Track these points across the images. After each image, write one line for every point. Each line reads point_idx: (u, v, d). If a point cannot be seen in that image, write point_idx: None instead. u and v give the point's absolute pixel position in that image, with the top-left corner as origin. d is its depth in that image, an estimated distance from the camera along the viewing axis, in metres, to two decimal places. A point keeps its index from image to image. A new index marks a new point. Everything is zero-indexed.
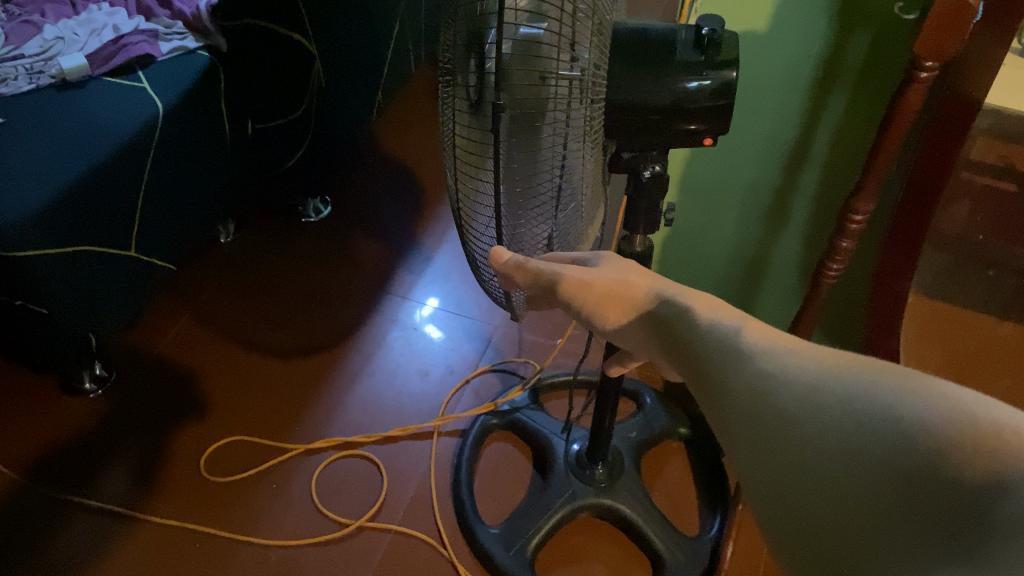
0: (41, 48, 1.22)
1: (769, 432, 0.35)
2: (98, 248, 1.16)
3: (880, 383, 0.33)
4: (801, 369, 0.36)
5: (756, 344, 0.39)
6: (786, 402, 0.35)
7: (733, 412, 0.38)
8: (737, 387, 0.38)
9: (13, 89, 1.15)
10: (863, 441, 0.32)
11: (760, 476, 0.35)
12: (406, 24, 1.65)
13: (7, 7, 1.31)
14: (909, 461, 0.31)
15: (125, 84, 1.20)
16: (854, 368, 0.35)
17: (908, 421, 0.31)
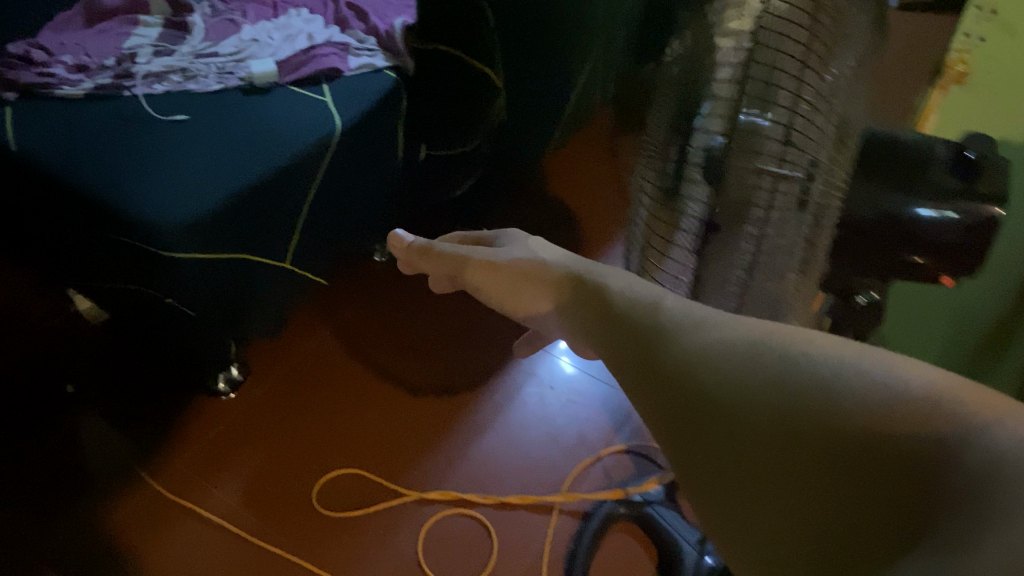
0: (236, 48, 1.22)
1: (710, 410, 0.39)
2: (252, 257, 1.14)
3: (798, 350, 0.38)
4: (723, 341, 0.40)
5: (673, 317, 0.43)
6: (721, 379, 0.39)
7: (666, 391, 0.41)
8: (665, 361, 0.41)
9: (203, 86, 1.16)
10: (805, 416, 0.36)
11: (705, 453, 0.40)
12: (599, 63, 1.56)
13: (213, 3, 1.33)
14: (856, 432, 0.35)
15: (306, 96, 1.17)
16: (779, 335, 0.40)
17: (845, 393, 0.36)
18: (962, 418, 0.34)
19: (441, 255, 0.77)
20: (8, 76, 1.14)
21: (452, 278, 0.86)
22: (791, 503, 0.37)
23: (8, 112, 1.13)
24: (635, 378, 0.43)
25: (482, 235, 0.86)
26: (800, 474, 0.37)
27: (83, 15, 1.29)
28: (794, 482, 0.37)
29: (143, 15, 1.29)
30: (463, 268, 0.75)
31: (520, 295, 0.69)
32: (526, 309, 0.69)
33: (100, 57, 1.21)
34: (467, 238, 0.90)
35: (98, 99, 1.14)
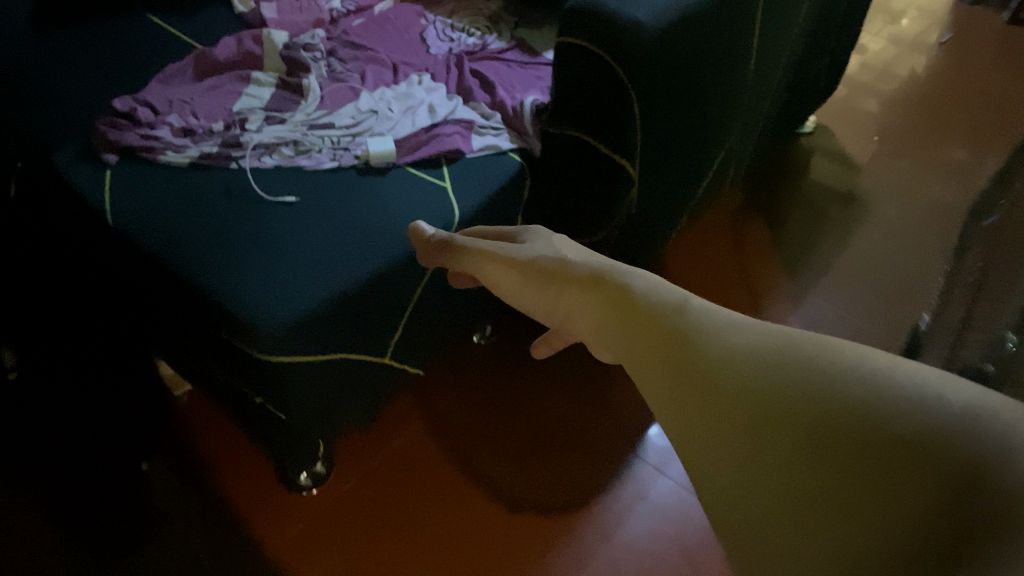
0: (353, 119, 1.13)
1: (745, 400, 0.44)
2: (354, 356, 1.04)
3: (826, 356, 0.43)
4: (776, 350, 0.45)
5: (719, 324, 0.49)
6: (761, 374, 0.45)
7: (707, 381, 0.47)
8: (712, 358, 0.47)
9: (316, 163, 1.07)
10: (835, 409, 0.41)
11: (736, 436, 0.45)
12: (735, 146, 1.43)
13: (330, 62, 1.24)
14: (879, 427, 0.39)
15: (426, 183, 1.07)
16: (816, 346, 0.44)
17: (877, 395, 0.40)
18: (993, 433, 0.37)
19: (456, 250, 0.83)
20: (111, 136, 1.06)
21: (476, 271, 0.81)
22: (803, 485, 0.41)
23: (107, 177, 1.04)
24: (674, 369, 0.49)
25: (517, 237, 0.83)
26: (815, 462, 0.41)
27: (194, 69, 1.21)
28: (810, 469, 0.41)
29: (256, 71, 1.21)
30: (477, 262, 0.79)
31: (542, 291, 0.69)
32: (535, 304, 0.69)
33: (209, 120, 1.12)
34: (491, 235, 0.86)
35: (203, 168, 1.05)
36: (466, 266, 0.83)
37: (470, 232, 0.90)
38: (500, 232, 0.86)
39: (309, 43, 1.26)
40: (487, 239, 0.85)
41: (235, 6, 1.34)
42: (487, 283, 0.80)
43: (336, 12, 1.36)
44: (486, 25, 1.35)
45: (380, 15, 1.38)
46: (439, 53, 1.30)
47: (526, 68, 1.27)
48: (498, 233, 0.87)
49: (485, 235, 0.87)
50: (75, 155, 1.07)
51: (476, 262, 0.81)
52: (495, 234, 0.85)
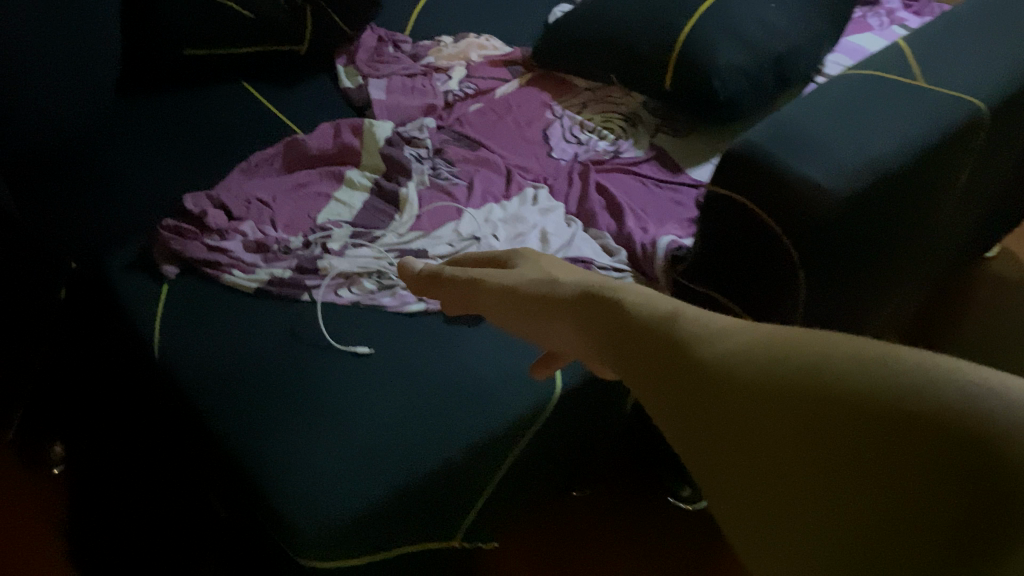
0: (450, 245, 0.96)
1: (687, 362, 0.34)
2: (413, 549, 0.84)
3: (796, 340, 0.32)
4: (723, 327, 0.35)
5: (667, 310, 0.38)
6: (700, 339, 0.34)
7: (647, 359, 0.36)
8: (648, 330, 0.37)
9: (400, 302, 0.90)
10: (793, 367, 0.30)
11: (677, 414, 0.34)
12: (905, 301, 1.17)
13: (436, 163, 1.08)
14: (850, 385, 0.28)
15: (524, 342, 0.88)
16: (792, 333, 0.32)
17: (843, 352, 0.30)
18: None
19: (447, 281, 0.72)
20: (175, 246, 0.92)
21: (467, 298, 0.71)
22: (762, 471, 0.29)
23: (163, 296, 0.91)
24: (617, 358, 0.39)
25: (509, 258, 0.73)
26: (770, 435, 0.29)
27: (283, 160, 1.07)
28: (767, 444, 0.29)
29: (350, 169, 1.05)
30: (469, 291, 0.69)
31: (526, 311, 0.60)
32: (534, 335, 0.60)
33: (288, 232, 0.97)
34: (487, 259, 0.77)
35: (269, 296, 0.90)
36: (453, 296, 0.73)
37: (470, 258, 0.80)
38: (499, 253, 0.78)
39: (414, 137, 1.10)
40: (479, 263, 0.75)
41: (341, 81, 1.18)
42: (483, 314, 0.68)
43: (452, 95, 1.20)
44: (623, 126, 1.16)
45: (501, 101, 1.20)
46: (562, 159, 1.11)
47: (664, 188, 1.07)
48: (494, 254, 0.78)
49: (480, 260, 0.78)
50: (132, 262, 0.94)
51: (465, 290, 0.71)
52: (490, 256, 0.76)
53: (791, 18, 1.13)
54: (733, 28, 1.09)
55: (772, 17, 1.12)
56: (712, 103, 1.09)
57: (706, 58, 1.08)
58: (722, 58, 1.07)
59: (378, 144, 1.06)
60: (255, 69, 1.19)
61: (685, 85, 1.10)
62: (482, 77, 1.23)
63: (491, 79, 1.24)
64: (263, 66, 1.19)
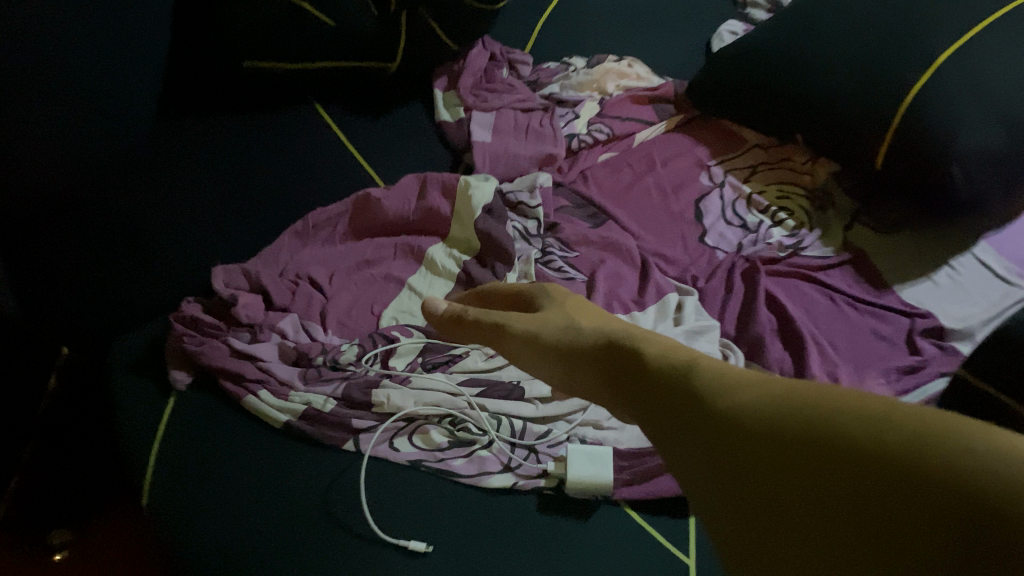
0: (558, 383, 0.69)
1: (690, 397, 0.31)
2: None
3: (827, 399, 0.27)
4: (751, 380, 0.30)
5: (704, 367, 0.33)
6: (713, 379, 0.31)
7: (653, 402, 0.34)
8: (658, 371, 0.35)
9: (477, 468, 0.64)
10: (798, 411, 0.27)
11: (676, 442, 0.31)
12: None
13: (551, 244, 0.82)
14: (850, 432, 0.25)
15: (651, 554, 0.61)
16: (820, 391, 0.28)
17: (859, 406, 0.26)
18: None
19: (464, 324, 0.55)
20: (189, 349, 0.68)
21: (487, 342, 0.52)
22: (752, 509, 0.26)
23: (167, 415, 0.68)
24: (622, 392, 0.37)
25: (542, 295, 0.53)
26: (762, 469, 0.27)
27: (350, 222, 0.81)
28: (755, 482, 0.27)
29: (433, 244, 0.81)
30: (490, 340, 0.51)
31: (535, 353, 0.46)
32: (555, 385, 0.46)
33: (341, 335, 0.73)
34: (517, 292, 0.57)
35: (302, 438, 0.66)
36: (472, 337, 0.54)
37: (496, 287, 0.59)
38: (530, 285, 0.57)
39: (522, 203, 0.84)
40: (510, 301, 0.57)
41: (439, 113, 0.93)
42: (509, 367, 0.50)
43: (578, 140, 0.92)
44: (808, 209, 0.87)
45: (642, 155, 0.93)
46: (719, 249, 0.83)
47: (861, 312, 0.78)
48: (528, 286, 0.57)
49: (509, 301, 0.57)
50: (137, 361, 0.71)
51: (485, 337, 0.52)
52: (520, 291, 0.56)
53: None
54: (989, 96, 0.79)
55: None
56: (945, 196, 0.81)
57: (950, 138, 0.79)
58: (969, 137, 0.79)
59: (474, 212, 0.80)
60: None
61: (911, 167, 0.82)
62: (619, 117, 0.95)
63: (631, 121, 0.95)
64: None
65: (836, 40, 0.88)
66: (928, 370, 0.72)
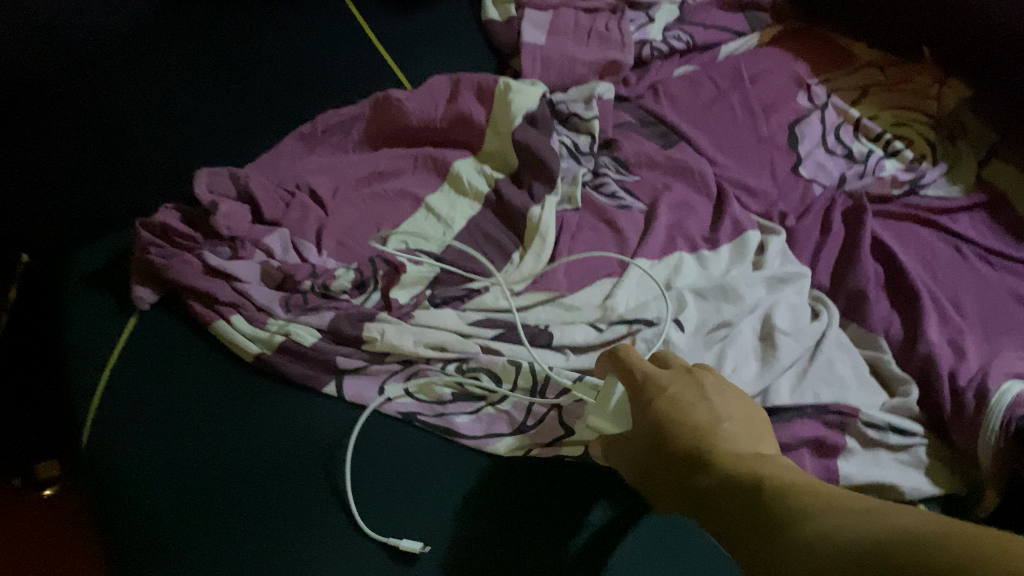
0: (598, 332, 0.54)
1: (756, 513, 0.30)
2: None
3: (900, 522, 0.25)
4: (824, 499, 0.28)
5: (776, 476, 0.31)
6: (790, 495, 0.29)
7: (719, 511, 0.32)
8: (717, 487, 0.33)
9: (484, 429, 0.50)
10: (854, 538, 0.25)
11: (738, 546, 0.30)
12: None
13: (605, 166, 0.67)
14: (906, 544, 0.23)
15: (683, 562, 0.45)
16: (890, 517, 0.25)
17: (918, 526, 0.24)
18: None
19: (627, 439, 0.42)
20: (154, 262, 0.57)
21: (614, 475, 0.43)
22: None
23: (123, 337, 0.57)
24: (684, 500, 0.35)
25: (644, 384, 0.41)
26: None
27: (367, 126, 0.68)
28: None
29: (462, 158, 0.67)
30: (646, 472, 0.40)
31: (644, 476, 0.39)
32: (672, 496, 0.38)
33: (339, 258, 0.60)
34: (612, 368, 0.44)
35: (277, 377, 0.54)
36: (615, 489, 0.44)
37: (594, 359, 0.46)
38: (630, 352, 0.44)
39: (573, 115, 0.69)
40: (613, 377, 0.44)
41: (486, 11, 0.78)
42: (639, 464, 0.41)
43: (650, 47, 0.76)
44: (932, 140, 0.69)
45: (729, 68, 0.77)
46: (817, 182, 0.67)
47: (996, 268, 0.61)
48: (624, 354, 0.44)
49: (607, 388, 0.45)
50: (100, 273, 0.61)
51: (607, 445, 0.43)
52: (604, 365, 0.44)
53: None
54: None
55: None
56: None
57: None
58: None
59: (513, 121, 0.66)
60: None
61: None
62: (701, 24, 0.79)
63: (716, 29, 0.79)
64: None
65: None
66: None
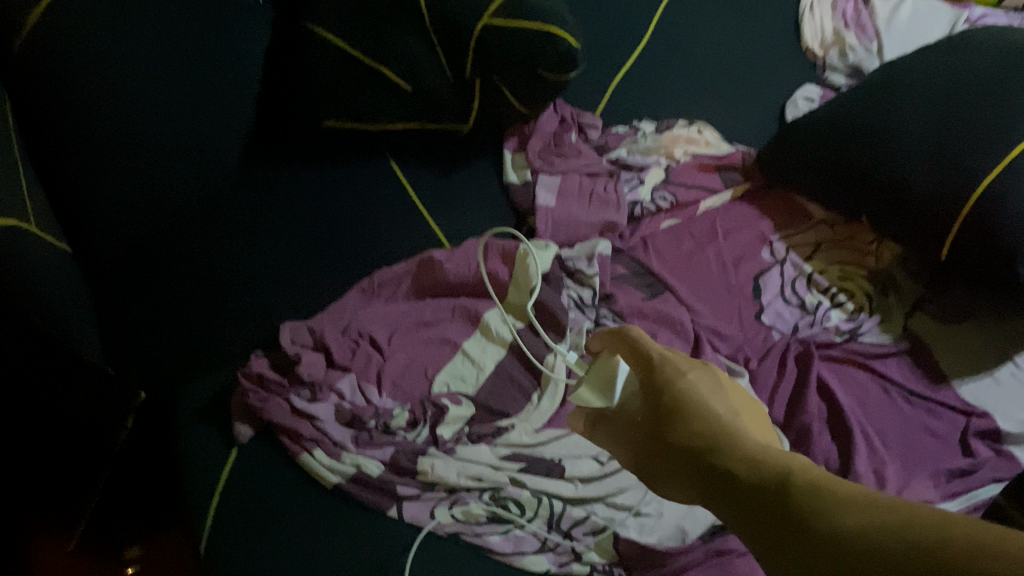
0: (599, 466, 0.70)
1: (776, 499, 0.38)
2: None
3: (899, 516, 0.34)
4: (832, 491, 0.37)
5: (790, 468, 0.40)
6: (808, 487, 0.38)
7: (739, 498, 0.40)
8: (731, 467, 0.42)
9: (512, 546, 0.66)
10: (862, 524, 0.34)
11: (762, 532, 0.38)
12: None
13: (605, 317, 0.83)
14: (908, 540, 0.32)
15: None
16: (891, 510, 0.34)
17: (914, 519, 0.33)
18: None
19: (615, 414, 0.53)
20: (253, 404, 0.73)
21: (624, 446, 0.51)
22: None
23: (227, 466, 0.72)
24: (702, 480, 0.43)
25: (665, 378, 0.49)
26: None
27: (414, 281, 0.85)
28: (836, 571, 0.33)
29: (491, 308, 0.82)
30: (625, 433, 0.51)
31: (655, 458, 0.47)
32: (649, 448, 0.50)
33: (395, 398, 0.77)
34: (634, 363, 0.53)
35: (351, 501, 0.69)
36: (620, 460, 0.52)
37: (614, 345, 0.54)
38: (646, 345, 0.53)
39: (579, 271, 0.85)
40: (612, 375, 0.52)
41: (507, 176, 0.95)
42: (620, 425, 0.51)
43: (640, 207, 0.93)
44: (870, 292, 0.86)
45: (706, 224, 0.93)
46: (775, 329, 0.83)
47: (915, 406, 0.77)
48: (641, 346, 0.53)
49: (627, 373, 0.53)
50: (204, 411, 0.77)
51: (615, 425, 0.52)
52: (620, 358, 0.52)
53: None
54: None
55: None
56: (1012, 293, 0.80)
57: (1019, 238, 0.77)
58: None
59: (531, 279, 0.81)
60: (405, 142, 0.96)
61: (977, 259, 0.81)
62: (685, 184, 0.96)
63: (697, 188, 0.96)
64: (417, 141, 0.96)
65: (912, 121, 0.86)
66: (981, 475, 0.72)
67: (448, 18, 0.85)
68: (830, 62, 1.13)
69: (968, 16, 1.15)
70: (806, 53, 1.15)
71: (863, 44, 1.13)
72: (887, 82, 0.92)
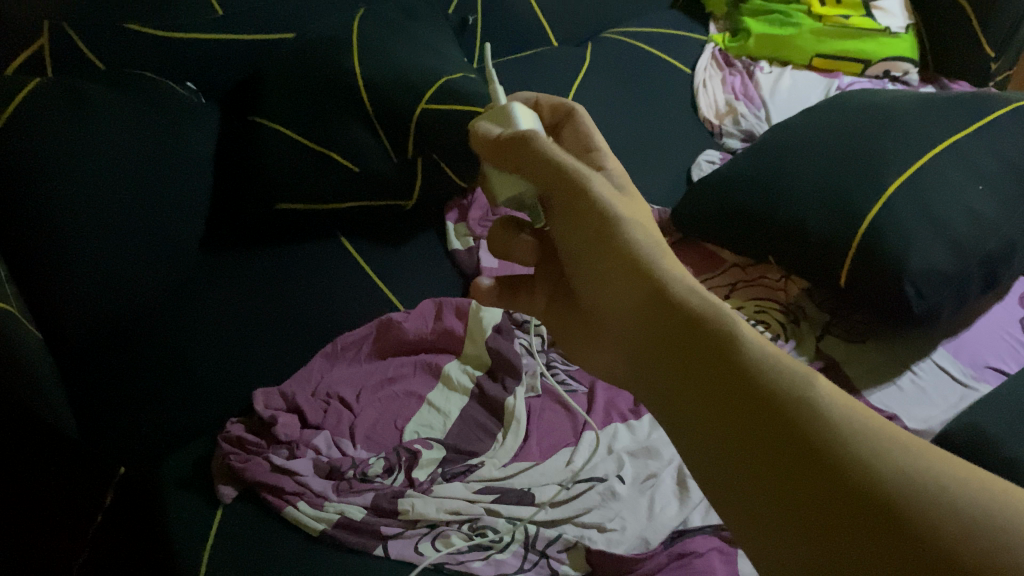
0: (565, 491, 0.77)
1: (720, 359, 0.43)
2: None
3: (858, 421, 0.39)
4: (781, 366, 0.41)
5: (745, 336, 0.44)
6: (764, 360, 0.42)
7: (683, 346, 0.45)
8: (678, 317, 0.46)
9: (494, 569, 0.71)
10: (805, 406, 0.39)
11: (699, 373, 0.43)
12: None
13: (553, 366, 0.92)
14: (840, 442, 0.37)
15: None
16: (841, 408, 0.39)
17: (859, 428, 0.38)
18: (1000, 525, 0.33)
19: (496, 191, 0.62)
20: (235, 465, 0.77)
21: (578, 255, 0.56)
22: (758, 463, 0.39)
23: (215, 526, 0.76)
24: (640, 324, 0.48)
25: (650, 265, 0.50)
26: (832, 525, 0.35)
27: (373, 343, 0.91)
28: (763, 444, 0.39)
29: (449, 361, 0.90)
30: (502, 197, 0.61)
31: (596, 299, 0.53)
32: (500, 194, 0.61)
33: (369, 449, 0.82)
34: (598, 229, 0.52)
35: (337, 545, 0.73)
36: (568, 286, 0.59)
37: (548, 167, 0.54)
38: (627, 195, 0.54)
39: (525, 323, 0.95)
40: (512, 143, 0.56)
41: (451, 243, 1.07)
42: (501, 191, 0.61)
43: None
44: (783, 321, 0.97)
45: None
46: None
47: None
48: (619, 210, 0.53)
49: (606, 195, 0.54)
50: (189, 479, 0.81)
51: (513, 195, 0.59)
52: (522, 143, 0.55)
53: (1005, 209, 0.94)
54: (934, 220, 0.91)
55: (980, 204, 0.93)
56: (903, 312, 0.91)
57: (900, 257, 0.89)
58: (921, 260, 0.89)
59: (485, 332, 0.91)
60: (355, 222, 1.04)
61: (868, 285, 0.91)
62: None
63: None
64: (366, 221, 1.04)
65: (805, 174, 0.99)
66: None
67: (387, 106, 0.94)
68: (725, 128, 1.27)
69: (838, 84, 1.32)
70: (704, 123, 1.29)
71: (751, 113, 1.28)
72: (779, 143, 1.06)
